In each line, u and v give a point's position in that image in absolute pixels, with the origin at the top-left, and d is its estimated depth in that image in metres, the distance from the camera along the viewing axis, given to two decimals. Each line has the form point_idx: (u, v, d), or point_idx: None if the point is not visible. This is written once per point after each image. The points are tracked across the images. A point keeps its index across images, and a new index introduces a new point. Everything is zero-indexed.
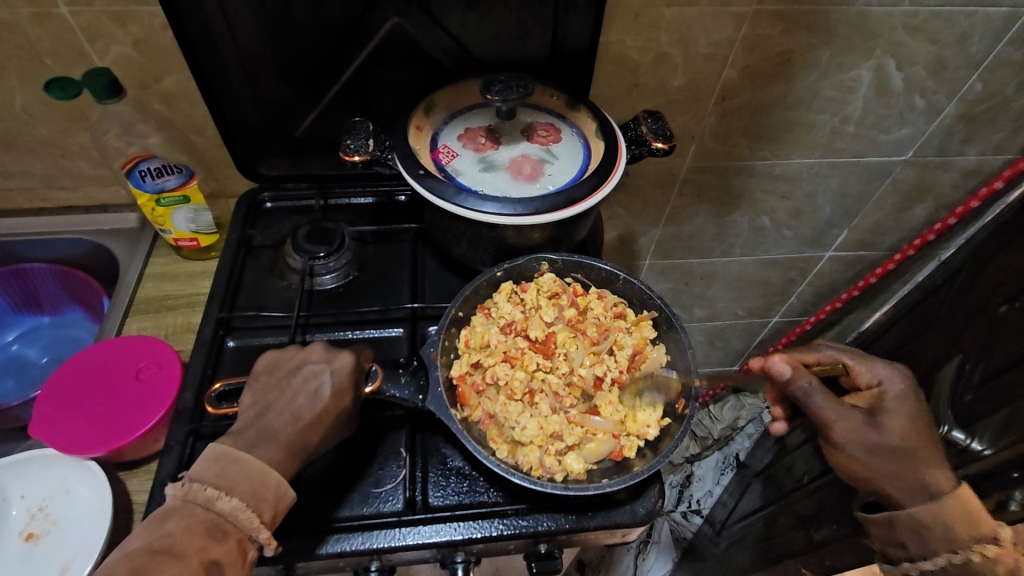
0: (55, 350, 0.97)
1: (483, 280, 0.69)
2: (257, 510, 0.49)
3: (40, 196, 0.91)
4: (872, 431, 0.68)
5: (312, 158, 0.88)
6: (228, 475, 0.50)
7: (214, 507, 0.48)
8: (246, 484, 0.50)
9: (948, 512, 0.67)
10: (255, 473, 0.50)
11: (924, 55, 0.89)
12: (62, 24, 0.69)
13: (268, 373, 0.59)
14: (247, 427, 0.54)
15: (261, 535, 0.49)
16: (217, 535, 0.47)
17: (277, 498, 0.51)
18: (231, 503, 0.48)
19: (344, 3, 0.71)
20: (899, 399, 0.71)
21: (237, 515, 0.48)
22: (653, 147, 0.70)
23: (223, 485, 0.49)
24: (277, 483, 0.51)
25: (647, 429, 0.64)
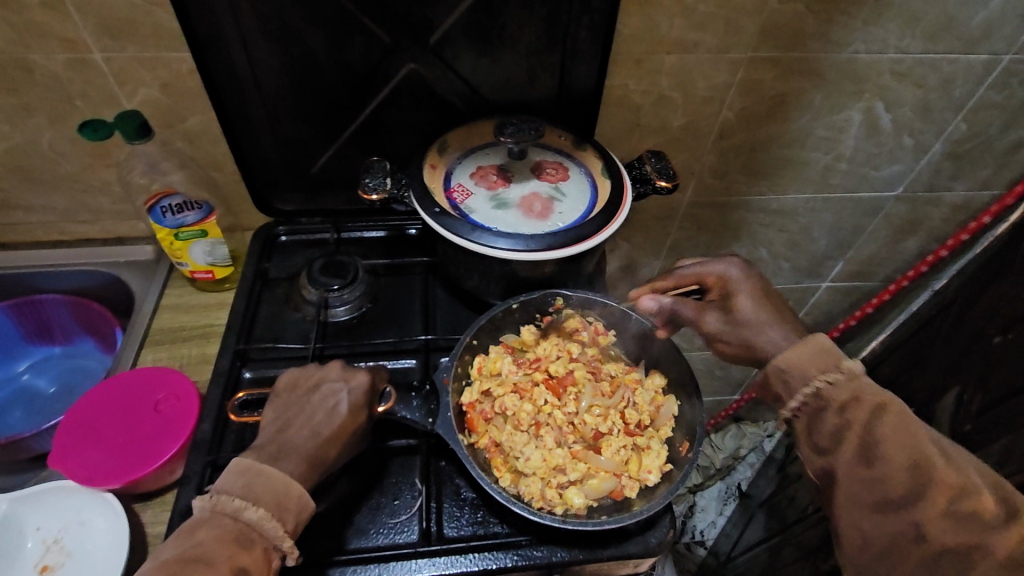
0: (65, 381, 0.98)
1: (499, 310, 0.70)
2: (281, 520, 0.51)
3: (59, 229, 0.93)
4: (726, 319, 0.64)
5: (326, 193, 0.91)
6: (253, 486, 0.51)
7: (241, 517, 0.50)
8: (270, 494, 0.51)
9: (790, 352, 0.59)
10: (280, 484, 0.52)
11: (910, 98, 0.93)
12: (94, 68, 0.73)
13: (289, 392, 0.60)
14: (269, 443, 0.56)
15: (286, 544, 0.51)
16: (244, 544, 0.49)
17: (299, 508, 0.52)
18: (257, 513, 0.50)
19: (364, 50, 0.75)
20: (741, 286, 0.65)
21: (264, 525, 0.50)
22: (658, 185, 0.74)
23: (249, 496, 0.51)
24: (300, 494, 0.52)
25: (648, 474, 0.64)
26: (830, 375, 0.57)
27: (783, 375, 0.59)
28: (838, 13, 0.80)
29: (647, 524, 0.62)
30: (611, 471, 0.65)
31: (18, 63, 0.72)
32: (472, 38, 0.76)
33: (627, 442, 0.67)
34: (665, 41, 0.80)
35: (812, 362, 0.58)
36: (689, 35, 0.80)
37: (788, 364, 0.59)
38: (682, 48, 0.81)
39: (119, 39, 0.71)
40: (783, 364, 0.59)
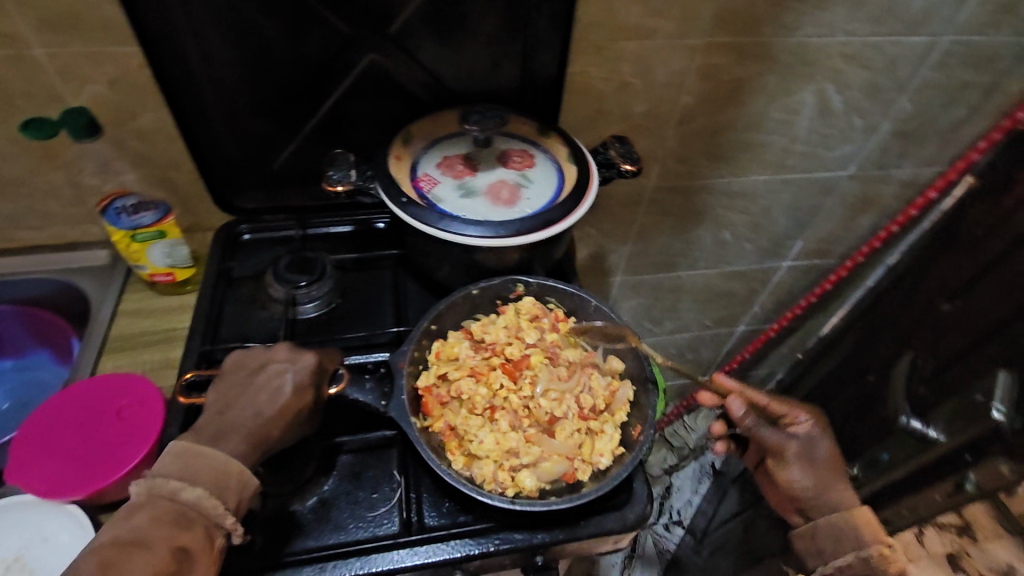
0: (19, 395, 0.95)
1: (458, 298, 0.69)
2: (221, 497, 0.51)
3: (4, 237, 0.89)
4: (798, 462, 0.75)
5: (289, 190, 0.89)
6: (191, 468, 0.51)
7: (178, 497, 0.50)
8: (208, 473, 0.51)
9: (842, 521, 0.73)
10: (218, 463, 0.52)
11: (859, 80, 0.97)
12: (34, 65, 0.70)
13: (234, 370, 0.60)
14: (208, 423, 0.56)
15: (228, 521, 0.51)
16: (184, 523, 0.49)
17: (241, 487, 0.52)
18: (195, 493, 0.50)
19: (322, 41, 0.74)
20: (813, 440, 0.76)
21: (204, 503, 0.50)
22: (623, 169, 0.75)
23: (186, 477, 0.51)
24: (240, 472, 0.52)
25: (600, 457, 0.62)
26: (880, 546, 0.71)
27: (839, 534, 0.73)
28: None
29: (624, 500, 0.63)
30: (564, 455, 0.63)
31: None
32: (432, 27, 0.75)
33: (582, 426, 0.65)
34: (624, 27, 0.81)
35: (869, 530, 0.71)
36: (647, 21, 0.81)
37: (849, 531, 0.72)
38: (641, 35, 0.83)
39: (61, 33, 0.68)
40: (840, 522, 0.73)
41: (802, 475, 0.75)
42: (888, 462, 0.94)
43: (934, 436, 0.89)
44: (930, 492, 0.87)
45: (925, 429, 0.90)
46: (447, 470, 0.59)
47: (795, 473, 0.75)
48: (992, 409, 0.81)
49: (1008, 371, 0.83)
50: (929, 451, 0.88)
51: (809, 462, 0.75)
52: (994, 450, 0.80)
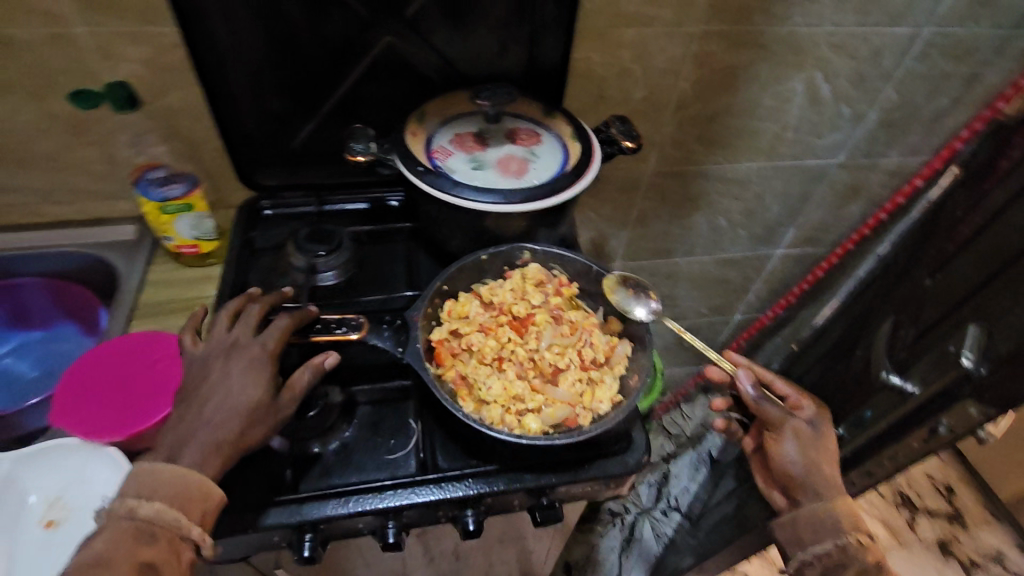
0: (46, 365, 0.98)
1: (469, 261, 0.74)
2: (182, 509, 0.53)
3: (36, 212, 0.93)
4: (800, 443, 0.79)
5: (307, 168, 0.94)
6: (149, 485, 0.54)
7: (138, 514, 0.53)
8: (164, 489, 0.54)
9: (833, 507, 0.76)
10: (178, 476, 0.54)
11: (845, 69, 1.03)
12: (75, 43, 0.75)
13: (192, 366, 0.62)
14: (176, 414, 0.59)
15: (193, 532, 0.53)
16: (146, 539, 0.52)
17: (202, 497, 0.54)
18: (152, 508, 0.53)
19: (343, 24, 0.79)
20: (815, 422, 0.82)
21: (163, 517, 0.53)
22: (623, 146, 0.81)
23: (143, 494, 0.54)
24: (199, 482, 0.54)
25: (600, 403, 0.67)
26: (857, 534, 0.75)
27: (820, 523, 0.76)
28: None
29: (625, 447, 0.67)
30: (567, 402, 0.67)
31: None
32: (446, 13, 0.81)
33: (583, 376, 0.70)
34: (624, 15, 0.87)
35: (843, 517, 0.76)
36: (645, 10, 0.87)
37: (825, 519, 0.76)
38: (640, 23, 0.88)
39: (102, 13, 0.73)
40: (815, 509, 0.77)
41: (794, 453, 0.79)
42: (869, 420, 0.85)
43: (909, 390, 0.80)
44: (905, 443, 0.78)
45: (903, 384, 0.81)
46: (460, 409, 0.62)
47: (789, 452, 0.80)
48: (961, 356, 0.72)
49: (981, 323, 0.74)
50: (908, 403, 0.78)
51: (804, 442, 0.79)
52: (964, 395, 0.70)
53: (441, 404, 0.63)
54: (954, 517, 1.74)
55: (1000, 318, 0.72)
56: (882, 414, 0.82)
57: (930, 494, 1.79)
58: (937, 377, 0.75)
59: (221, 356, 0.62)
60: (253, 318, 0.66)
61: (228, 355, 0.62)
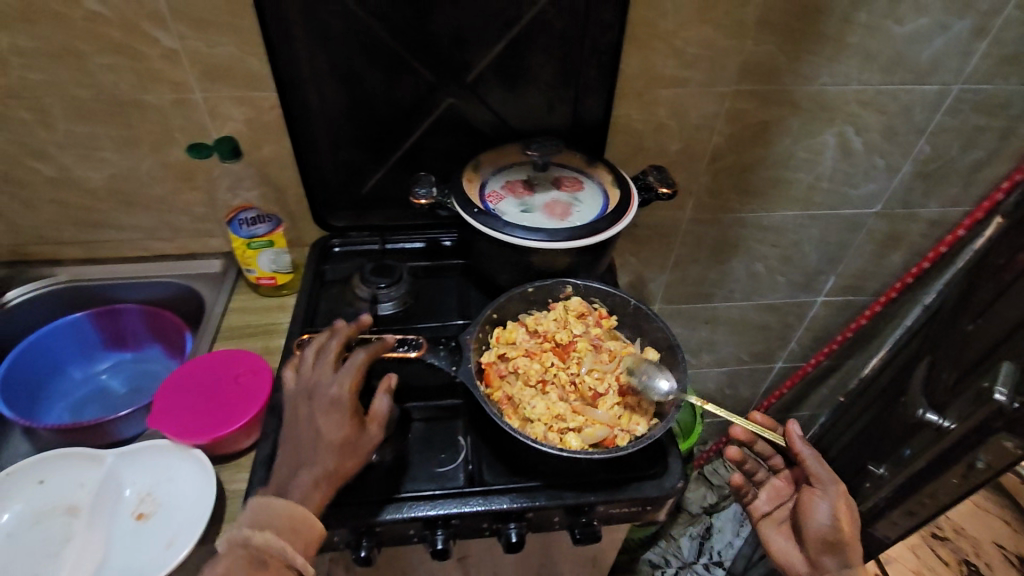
0: (136, 382, 1.09)
1: (517, 293, 0.81)
2: (291, 541, 0.58)
3: (142, 246, 1.07)
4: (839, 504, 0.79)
5: (373, 212, 1.05)
6: (259, 519, 0.59)
7: (251, 542, 0.58)
8: (273, 520, 0.59)
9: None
10: (288, 510, 0.60)
11: (876, 123, 1.08)
12: (194, 105, 0.90)
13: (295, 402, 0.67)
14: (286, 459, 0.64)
15: (298, 561, 0.58)
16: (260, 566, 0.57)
17: (307, 528, 0.59)
18: (264, 538, 0.58)
19: (413, 88, 0.91)
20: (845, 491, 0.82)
21: (273, 546, 0.58)
22: (659, 192, 0.88)
23: (255, 525, 0.59)
24: (305, 515, 0.60)
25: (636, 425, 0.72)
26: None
27: None
28: (804, 53, 0.96)
29: (661, 471, 0.71)
30: (606, 423, 0.72)
31: (135, 103, 0.89)
32: (501, 77, 0.92)
33: (620, 400, 0.75)
34: (661, 77, 0.96)
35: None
36: (681, 72, 0.96)
37: None
38: (676, 83, 0.97)
39: (217, 81, 0.88)
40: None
41: (833, 511, 0.79)
42: (909, 458, 0.93)
43: (945, 425, 0.87)
44: (944, 479, 0.88)
45: (939, 420, 0.88)
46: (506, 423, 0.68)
47: (827, 510, 0.79)
48: (994, 391, 0.78)
49: (1012, 360, 0.80)
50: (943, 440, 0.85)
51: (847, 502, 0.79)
52: (998, 429, 0.78)
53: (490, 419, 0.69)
54: None
55: None
56: (921, 451, 0.91)
57: (1003, 565, 1.64)
58: (970, 413, 0.82)
59: (308, 393, 0.67)
60: (333, 354, 0.70)
61: (311, 396, 0.66)
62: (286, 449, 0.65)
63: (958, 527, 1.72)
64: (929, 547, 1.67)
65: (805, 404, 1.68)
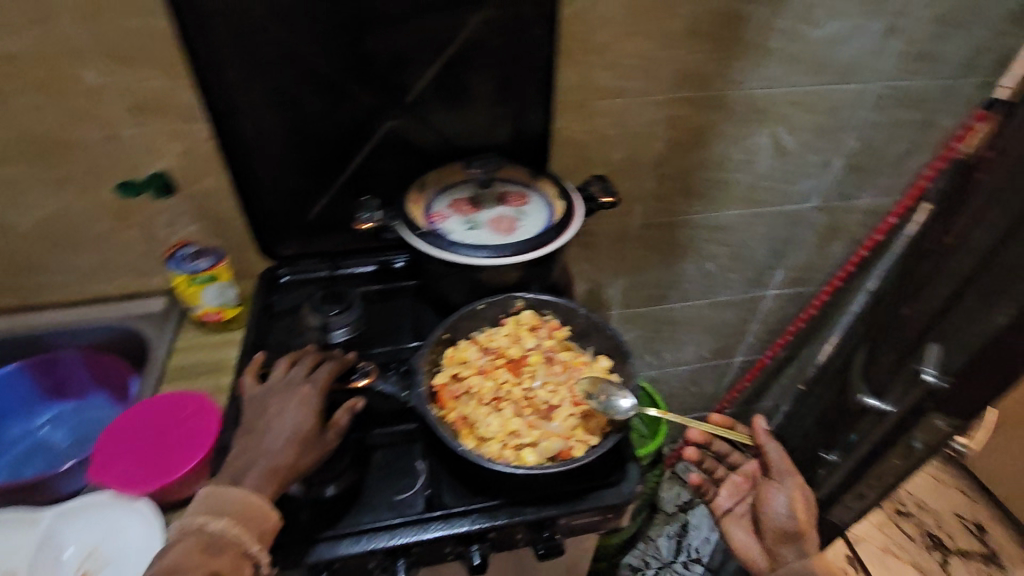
0: (79, 433, 1.04)
1: (467, 311, 0.81)
2: (244, 528, 0.60)
3: (79, 289, 1.03)
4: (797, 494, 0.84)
5: (321, 238, 1.03)
6: (214, 506, 0.61)
7: (207, 529, 0.60)
8: (229, 507, 0.61)
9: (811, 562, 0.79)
10: (242, 499, 0.61)
11: (806, 122, 1.13)
12: (124, 142, 0.87)
13: (261, 398, 0.71)
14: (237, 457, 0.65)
15: (253, 548, 0.60)
16: (214, 552, 0.59)
17: (260, 517, 0.61)
18: (219, 524, 0.60)
19: (352, 112, 0.91)
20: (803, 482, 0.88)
21: (227, 533, 0.59)
22: (602, 202, 0.90)
23: (211, 512, 0.61)
24: (259, 504, 0.61)
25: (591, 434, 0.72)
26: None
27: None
28: (732, 59, 1.00)
29: (620, 477, 0.71)
30: (561, 435, 0.72)
31: (61, 142, 0.85)
32: (441, 96, 0.92)
33: (576, 411, 0.75)
34: (599, 89, 0.99)
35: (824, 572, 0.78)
36: (617, 83, 0.98)
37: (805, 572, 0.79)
38: (613, 94, 1.00)
39: (147, 116, 0.85)
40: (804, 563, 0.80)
41: (789, 500, 0.84)
42: (855, 444, 0.99)
43: (886, 410, 0.92)
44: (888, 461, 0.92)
45: (879, 404, 0.93)
46: (459, 444, 0.67)
47: (784, 501, 0.85)
48: (923, 373, 0.84)
49: (938, 342, 0.86)
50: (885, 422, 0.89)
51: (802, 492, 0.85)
52: None
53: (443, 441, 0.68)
54: (988, 557, 1.66)
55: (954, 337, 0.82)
56: (867, 435, 0.96)
57: (963, 535, 1.71)
58: (905, 396, 0.89)
59: (279, 394, 0.70)
60: (308, 362, 0.74)
61: (283, 394, 0.70)
62: (242, 441, 0.67)
63: (920, 502, 1.79)
64: (894, 525, 1.73)
65: (766, 395, 1.72)
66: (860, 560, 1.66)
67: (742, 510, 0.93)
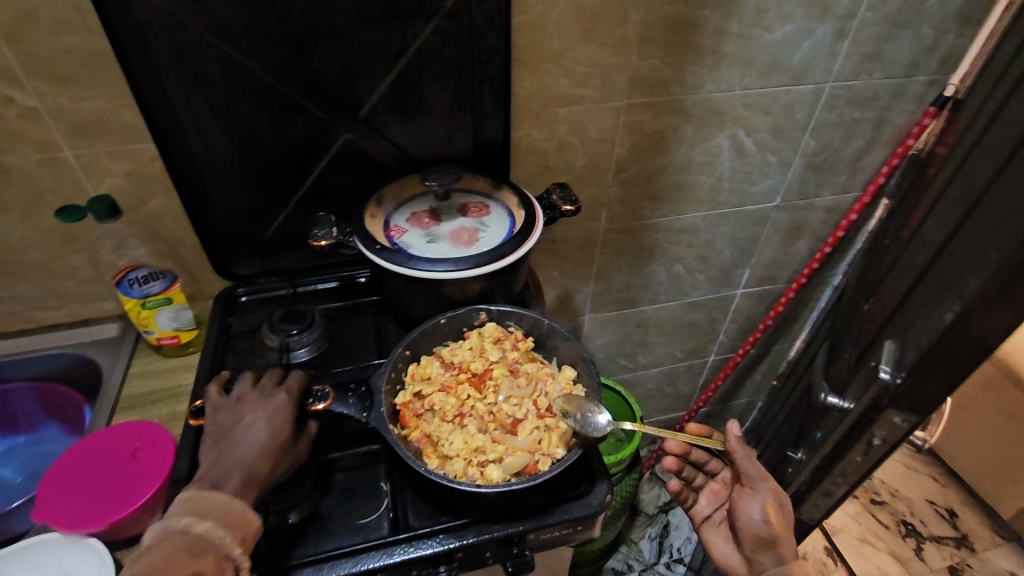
0: (30, 468, 1.01)
1: (429, 326, 0.79)
2: (228, 530, 0.58)
3: (25, 318, 0.99)
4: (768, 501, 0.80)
5: (280, 256, 1.01)
6: (197, 507, 0.58)
7: (191, 531, 0.57)
8: (214, 510, 0.58)
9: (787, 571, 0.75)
10: (225, 501, 0.59)
11: (763, 123, 1.14)
12: (65, 164, 0.84)
13: (232, 407, 0.69)
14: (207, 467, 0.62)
15: (235, 552, 0.57)
16: (197, 552, 0.56)
17: (244, 521, 0.59)
18: (205, 525, 0.57)
19: (304, 127, 0.89)
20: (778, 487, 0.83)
21: (213, 534, 0.57)
22: (563, 210, 0.89)
23: (195, 514, 0.58)
24: (242, 508, 0.60)
25: (557, 447, 0.71)
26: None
27: None
28: (687, 64, 1.01)
29: (587, 489, 0.70)
30: (527, 449, 0.71)
31: None
32: (396, 108, 0.91)
33: (541, 423, 0.74)
34: (556, 97, 0.98)
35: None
36: (574, 90, 0.98)
37: None
38: (571, 101, 1.00)
39: (88, 137, 0.82)
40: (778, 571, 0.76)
41: (762, 508, 0.80)
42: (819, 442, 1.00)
43: (846, 406, 0.92)
44: (850, 458, 0.93)
45: (840, 402, 0.94)
46: (422, 465, 0.66)
47: (758, 508, 0.80)
48: (879, 370, 0.84)
49: (893, 341, 0.86)
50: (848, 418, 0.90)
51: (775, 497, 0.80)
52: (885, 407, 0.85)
53: (405, 462, 0.67)
54: (960, 541, 1.69)
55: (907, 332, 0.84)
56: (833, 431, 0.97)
57: (936, 521, 1.74)
58: (864, 392, 0.88)
59: (250, 404, 0.69)
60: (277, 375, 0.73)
61: (256, 404, 0.68)
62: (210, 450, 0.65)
63: (893, 490, 1.82)
64: (870, 515, 1.76)
65: (741, 393, 1.74)
66: (839, 551, 1.68)
67: (721, 516, 0.93)
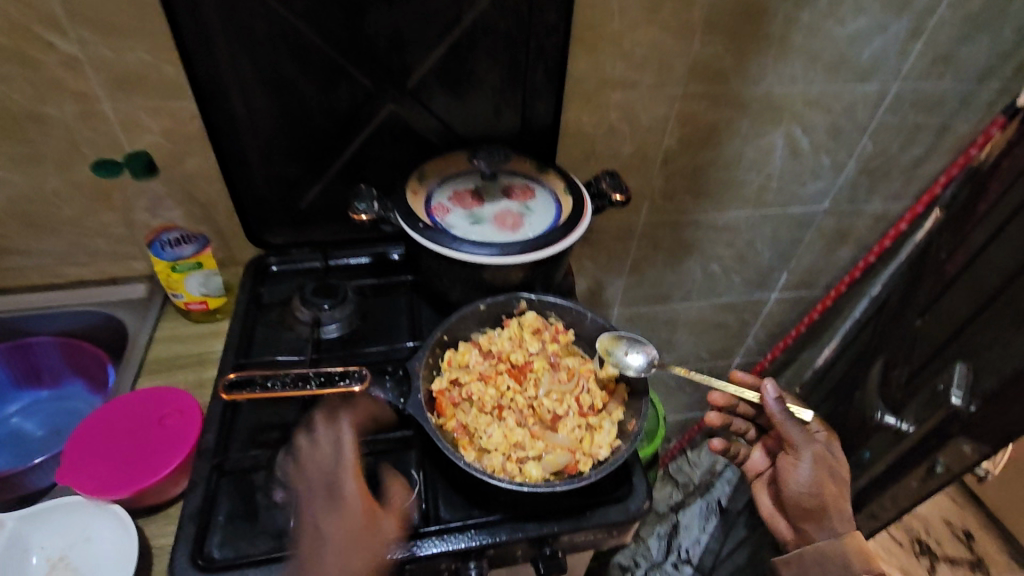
0: (53, 424, 0.99)
1: (468, 312, 0.76)
2: None
3: (52, 273, 0.97)
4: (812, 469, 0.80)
5: (314, 227, 0.98)
6: None
7: None
8: None
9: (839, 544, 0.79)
10: None
11: (822, 122, 1.09)
12: (102, 118, 0.81)
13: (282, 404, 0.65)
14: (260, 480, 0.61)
15: None
16: None
17: None
18: None
19: (350, 95, 0.85)
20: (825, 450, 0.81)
21: None
22: (613, 199, 0.85)
23: None
24: None
25: (600, 448, 0.68)
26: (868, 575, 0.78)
27: (827, 560, 0.79)
28: (751, 53, 0.95)
29: (626, 493, 0.68)
30: (567, 447, 0.69)
31: (31, 116, 0.79)
32: (445, 82, 0.87)
33: (582, 422, 0.71)
34: (611, 80, 0.94)
35: (857, 553, 0.78)
36: (630, 74, 0.94)
37: (836, 554, 0.78)
38: (626, 86, 0.95)
39: (127, 91, 0.79)
40: (834, 544, 0.79)
41: (811, 478, 0.80)
42: (870, 461, 0.98)
43: (905, 428, 0.91)
44: (904, 482, 0.90)
45: (897, 423, 0.93)
46: (461, 458, 0.63)
47: (805, 475, 0.80)
48: (950, 395, 0.82)
49: (966, 362, 0.85)
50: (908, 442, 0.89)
51: (823, 468, 0.79)
52: (954, 432, 0.82)
53: (443, 455, 0.64)
54: (975, 564, 1.66)
55: (983, 352, 0.83)
56: (882, 454, 0.95)
57: (950, 540, 1.71)
58: (927, 417, 0.87)
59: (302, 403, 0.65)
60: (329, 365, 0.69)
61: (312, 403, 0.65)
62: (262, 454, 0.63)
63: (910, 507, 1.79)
64: (886, 531, 1.71)
65: None
66: None
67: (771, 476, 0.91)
